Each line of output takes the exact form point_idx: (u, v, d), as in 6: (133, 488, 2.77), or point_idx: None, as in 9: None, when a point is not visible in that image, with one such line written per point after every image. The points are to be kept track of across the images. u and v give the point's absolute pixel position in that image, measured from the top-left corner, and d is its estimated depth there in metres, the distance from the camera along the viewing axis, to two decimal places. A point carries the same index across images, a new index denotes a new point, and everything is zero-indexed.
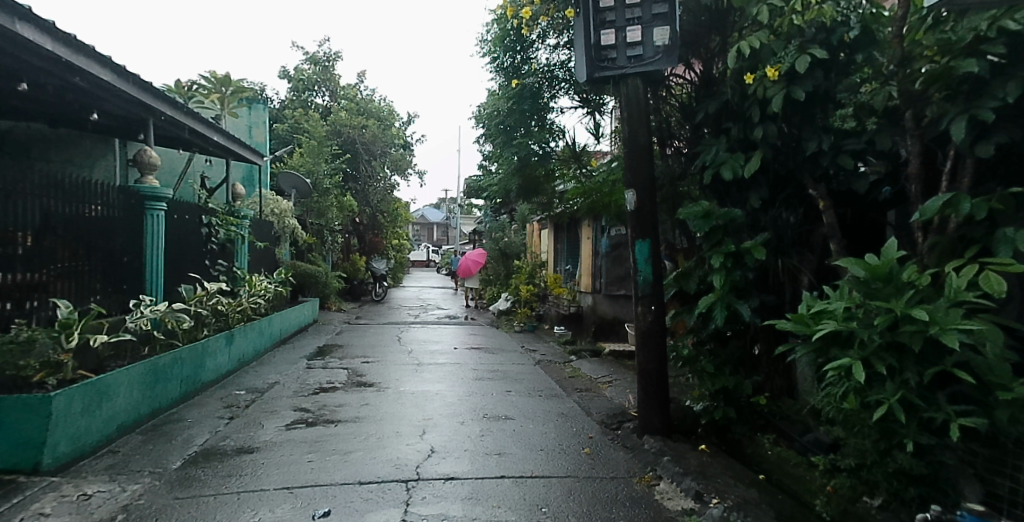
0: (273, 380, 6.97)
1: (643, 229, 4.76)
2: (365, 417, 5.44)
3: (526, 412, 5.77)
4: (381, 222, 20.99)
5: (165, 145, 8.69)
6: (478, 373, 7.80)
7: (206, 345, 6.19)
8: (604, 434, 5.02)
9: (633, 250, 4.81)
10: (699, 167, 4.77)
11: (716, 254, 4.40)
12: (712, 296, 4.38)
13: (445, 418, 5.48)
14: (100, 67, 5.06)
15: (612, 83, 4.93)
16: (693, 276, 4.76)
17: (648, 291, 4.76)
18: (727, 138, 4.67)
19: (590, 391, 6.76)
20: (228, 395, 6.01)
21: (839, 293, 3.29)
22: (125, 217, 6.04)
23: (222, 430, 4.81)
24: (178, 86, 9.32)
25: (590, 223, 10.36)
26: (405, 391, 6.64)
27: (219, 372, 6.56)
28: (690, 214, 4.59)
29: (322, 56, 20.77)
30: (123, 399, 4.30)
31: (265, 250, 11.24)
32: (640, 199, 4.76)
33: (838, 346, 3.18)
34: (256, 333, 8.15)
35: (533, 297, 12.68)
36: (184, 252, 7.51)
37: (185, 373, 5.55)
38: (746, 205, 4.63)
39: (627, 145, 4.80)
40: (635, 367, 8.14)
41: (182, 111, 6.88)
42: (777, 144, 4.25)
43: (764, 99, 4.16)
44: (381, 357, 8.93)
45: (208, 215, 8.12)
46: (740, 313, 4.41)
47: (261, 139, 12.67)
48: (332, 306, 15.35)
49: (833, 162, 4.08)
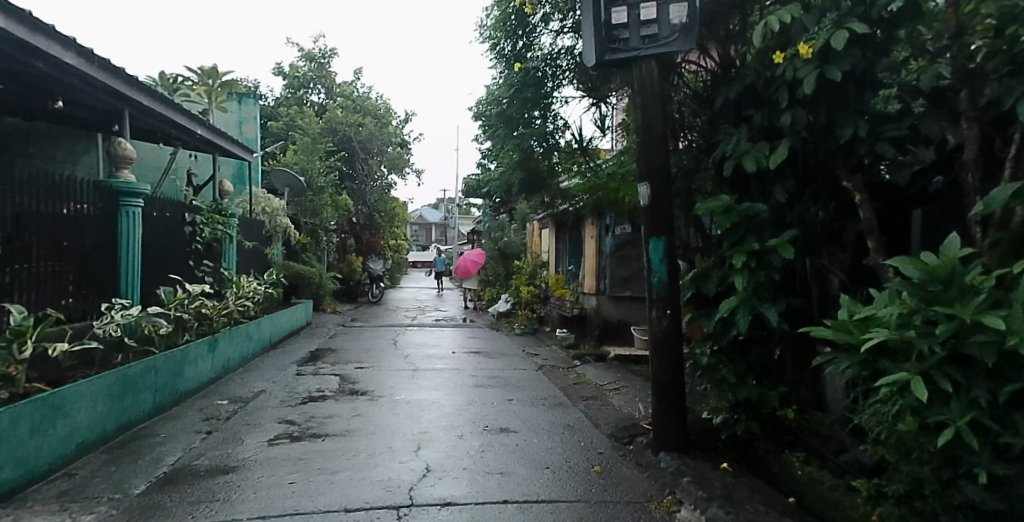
0: (259, 388, 6.55)
1: (658, 226, 4.37)
2: (355, 431, 5.03)
3: (528, 424, 5.37)
4: (378, 221, 20.65)
5: (147, 140, 8.26)
6: (477, 380, 7.40)
7: (186, 352, 5.78)
8: (615, 449, 4.62)
9: (646, 249, 4.42)
10: (718, 157, 4.39)
11: (738, 253, 4.04)
12: (734, 299, 4.01)
13: (442, 432, 5.07)
14: (64, 49, 4.63)
15: (624, 67, 4.54)
16: (712, 277, 4.37)
17: (663, 293, 4.36)
18: (749, 126, 4.28)
19: (597, 400, 6.37)
20: (209, 406, 5.60)
21: (888, 296, 2.89)
22: (98, 217, 5.60)
23: (197, 447, 4.40)
24: (162, 78, 8.92)
25: (593, 222, 9.99)
26: (400, 400, 6.22)
27: (200, 380, 6.15)
28: (709, 209, 4.19)
29: (317, 53, 20.49)
30: (84, 415, 3.88)
31: (255, 250, 10.82)
32: (654, 193, 4.37)
33: (889, 359, 2.77)
34: (243, 338, 7.75)
35: (534, 299, 12.33)
36: (165, 252, 7.11)
37: (161, 383, 5.14)
38: (770, 198, 4.23)
39: (640, 134, 4.41)
40: (642, 372, 7.78)
41: (162, 100, 6.45)
42: (806, 131, 3.86)
43: (793, 81, 3.74)
44: (375, 362, 8.53)
45: (192, 213, 7.73)
46: (766, 318, 4.01)
47: (252, 135, 12.26)
48: (327, 307, 14.94)
49: (871, 151, 3.67)
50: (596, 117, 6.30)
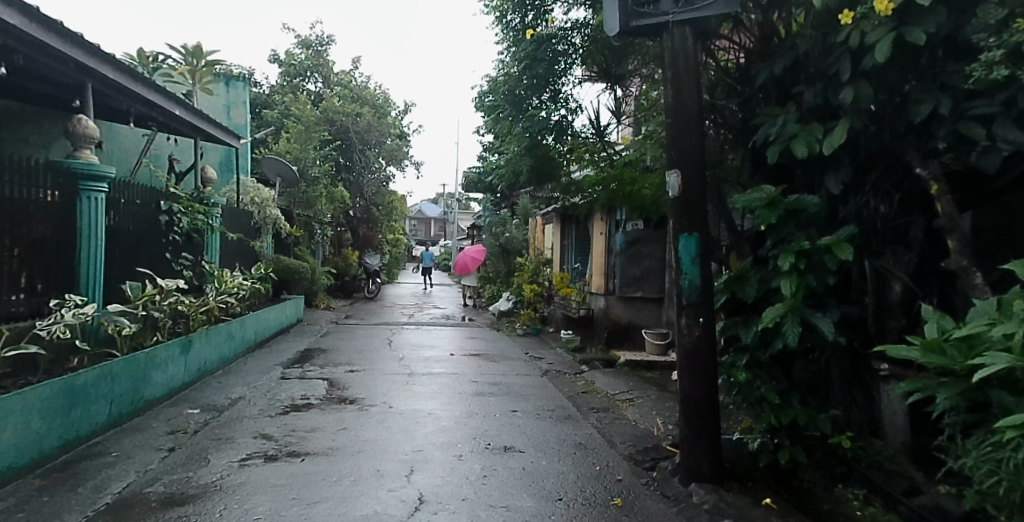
0: (236, 395, 5.95)
1: (690, 220, 3.80)
2: (339, 449, 4.42)
3: (535, 442, 4.78)
4: (376, 215, 20.06)
5: (120, 120, 7.63)
6: (477, 386, 6.81)
7: (154, 355, 5.18)
8: (636, 476, 4.04)
9: (676, 246, 3.86)
10: (760, 141, 3.82)
11: (785, 253, 3.47)
12: (780, 307, 3.44)
13: (438, 451, 4.47)
14: (5, 9, 4.03)
15: (653, 38, 3.95)
16: (751, 280, 3.79)
17: (694, 298, 3.79)
18: (798, 105, 3.71)
19: (610, 412, 5.82)
20: (177, 416, 5.00)
21: (997, 310, 2.29)
22: (54, 203, 4.97)
23: (153, 469, 3.80)
24: (141, 55, 8.32)
25: (603, 217, 9.39)
26: (393, 410, 5.64)
27: (171, 386, 5.54)
28: (750, 202, 3.62)
29: (314, 40, 19.80)
30: (13, 434, 3.29)
31: (242, 242, 10.24)
32: (687, 182, 3.79)
33: (1003, 389, 2.18)
34: (224, 337, 7.16)
35: (538, 298, 11.81)
36: (135, 242, 6.55)
37: (120, 391, 4.54)
38: (822, 188, 3.64)
39: (671, 114, 3.83)
40: (656, 380, 7.21)
41: (130, 75, 5.84)
42: (870, 108, 3.26)
43: (859, 48, 3.15)
44: (368, 365, 7.92)
45: (167, 201, 7.10)
46: (817, 330, 3.44)
47: (241, 121, 11.63)
48: (320, 304, 14.37)
49: (953, 132, 3.06)
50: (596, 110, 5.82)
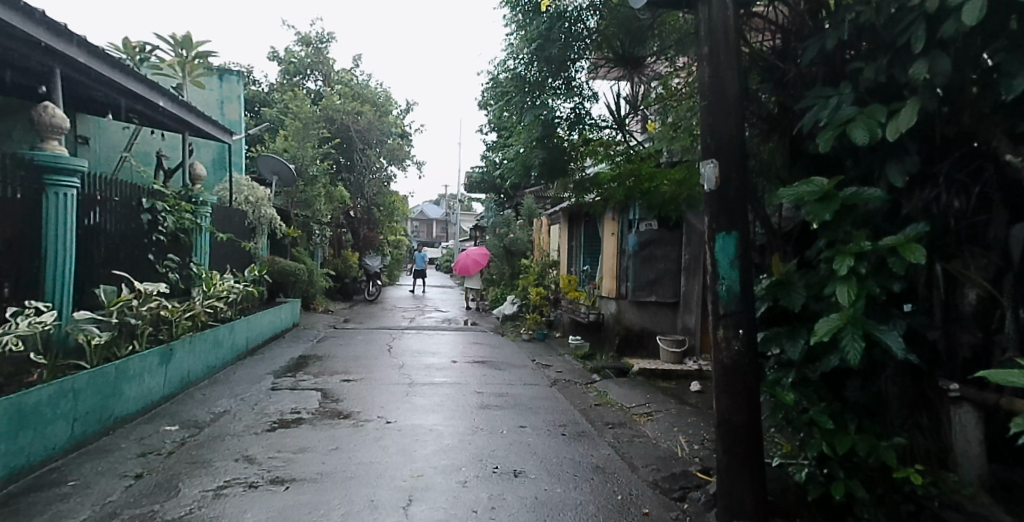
0: (221, 408, 5.48)
1: (729, 218, 3.32)
2: (329, 474, 3.94)
3: (548, 464, 4.30)
4: (376, 215, 19.64)
5: (104, 110, 7.19)
6: (482, 398, 6.34)
7: (126, 366, 4.70)
8: (665, 510, 3.58)
9: (712, 248, 3.38)
10: (807, 127, 3.34)
11: (843, 255, 2.98)
12: (837, 318, 2.96)
13: (440, 476, 3.98)
14: None
15: (684, 10, 3.49)
16: (798, 287, 3.31)
17: (735, 307, 3.31)
18: (856, 85, 3.22)
19: (627, 428, 5.36)
20: (150, 435, 4.52)
21: None
22: (17, 199, 4.50)
23: (113, 501, 3.32)
24: (126, 45, 7.86)
25: (615, 216, 8.91)
26: (391, 426, 5.15)
27: (148, 400, 5.07)
28: (798, 195, 3.13)
29: (314, 38, 19.35)
30: None
31: (234, 243, 9.79)
32: (725, 174, 3.31)
33: None
34: (211, 344, 6.69)
35: (544, 302, 11.16)
36: (112, 244, 6.11)
37: (85, 408, 4.07)
38: (882, 180, 3.15)
39: (707, 96, 3.35)
40: (673, 391, 6.75)
41: (103, 59, 5.31)
42: (945, 85, 2.77)
43: (936, 13, 2.66)
44: (366, 373, 7.45)
45: (150, 198, 6.64)
46: (880, 344, 2.95)
47: (235, 117, 11.21)
48: (318, 307, 13.96)
49: None
50: (614, 95, 5.65)
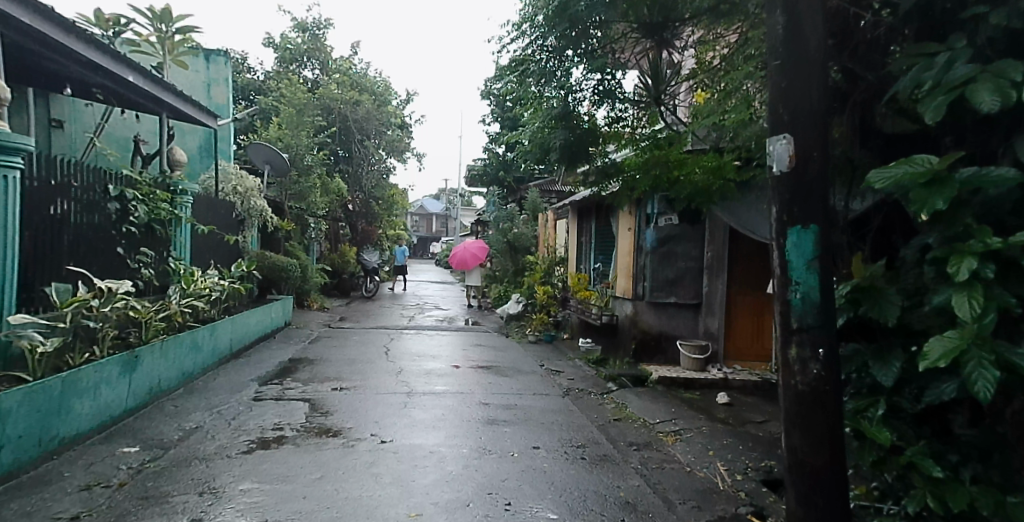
0: (192, 424, 4.80)
1: (806, 206, 2.62)
2: (311, 514, 3.27)
3: (570, 501, 3.62)
4: (375, 208, 18.96)
5: (70, 84, 6.45)
6: (488, 410, 5.68)
7: (78, 378, 4.03)
8: None
9: (782, 244, 2.69)
10: (905, 94, 2.65)
11: (962, 255, 2.31)
12: (953, 337, 2.29)
13: (443, 517, 3.32)
14: None
15: None
16: (893, 295, 2.63)
17: (812, 320, 2.62)
18: (974, 39, 2.54)
19: (654, 450, 4.71)
20: (101, 460, 3.85)
21: None
22: None
23: None
24: (99, 18, 7.16)
25: (631, 210, 8.14)
26: (385, 448, 4.47)
27: (104, 416, 4.40)
28: (898, 179, 2.45)
29: (311, 23, 18.56)
30: None
31: (220, 236, 9.11)
32: (802, 152, 2.62)
33: None
34: (187, 348, 6.01)
35: (551, 300, 10.50)
36: (71, 236, 5.42)
37: (18, 432, 3.40)
38: (1006, 158, 2.52)
39: (779, 54, 2.66)
40: (698, 404, 6.09)
41: (54, 22, 4.54)
42: None
43: None
44: (360, 380, 6.77)
45: (118, 184, 5.95)
46: (1010, 370, 2.28)
47: (222, 101, 10.54)
48: (313, 304, 13.29)
49: None
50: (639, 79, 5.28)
